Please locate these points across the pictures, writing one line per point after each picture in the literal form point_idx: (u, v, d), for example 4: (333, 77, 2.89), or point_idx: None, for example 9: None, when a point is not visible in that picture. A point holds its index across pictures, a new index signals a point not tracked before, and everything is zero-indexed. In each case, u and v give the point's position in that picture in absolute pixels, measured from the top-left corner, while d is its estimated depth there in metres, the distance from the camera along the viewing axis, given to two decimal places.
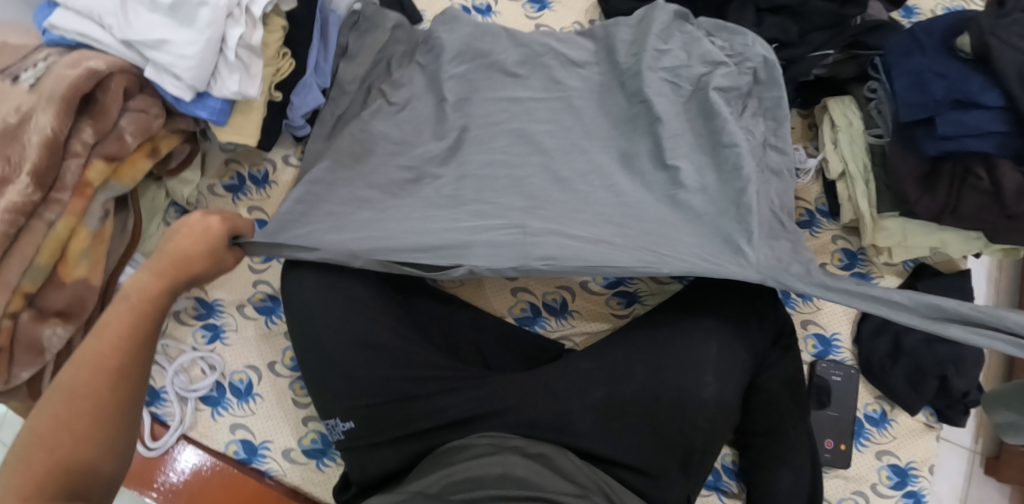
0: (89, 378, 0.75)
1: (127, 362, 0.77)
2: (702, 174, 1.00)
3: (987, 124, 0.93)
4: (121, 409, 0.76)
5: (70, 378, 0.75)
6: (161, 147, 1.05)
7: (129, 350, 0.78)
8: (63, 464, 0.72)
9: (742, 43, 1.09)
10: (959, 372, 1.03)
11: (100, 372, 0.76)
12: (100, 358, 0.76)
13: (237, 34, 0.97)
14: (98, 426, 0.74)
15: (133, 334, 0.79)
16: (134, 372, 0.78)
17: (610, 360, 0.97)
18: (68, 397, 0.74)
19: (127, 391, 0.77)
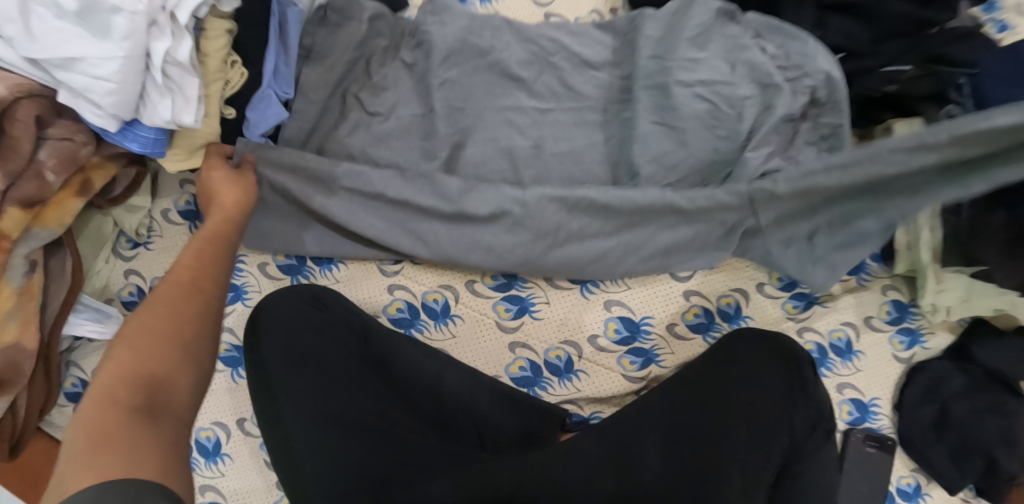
0: (152, 338, 0.74)
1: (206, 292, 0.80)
2: (726, 221, 0.91)
3: None
4: (186, 346, 0.75)
5: (135, 329, 0.74)
6: (94, 179, 0.88)
7: (198, 290, 0.80)
8: (132, 412, 0.68)
9: (800, 51, 0.90)
10: (1010, 451, 0.92)
11: (175, 310, 0.77)
12: (170, 304, 0.77)
13: (162, 49, 0.77)
14: (166, 368, 0.73)
15: (198, 289, 0.80)
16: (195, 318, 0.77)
17: (618, 439, 0.86)
18: (133, 349, 0.73)
19: (191, 335, 0.76)
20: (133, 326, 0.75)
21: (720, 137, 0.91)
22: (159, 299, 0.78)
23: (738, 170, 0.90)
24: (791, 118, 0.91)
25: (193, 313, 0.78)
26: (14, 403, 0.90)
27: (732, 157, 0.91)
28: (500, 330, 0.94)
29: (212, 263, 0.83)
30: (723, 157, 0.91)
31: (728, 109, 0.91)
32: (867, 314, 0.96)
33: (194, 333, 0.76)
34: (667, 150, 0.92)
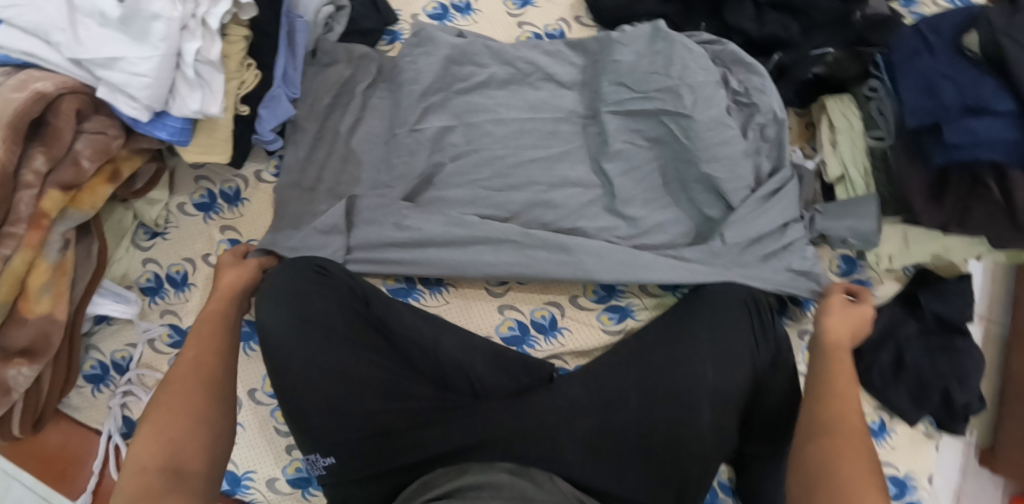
0: (184, 392, 0.83)
1: (216, 366, 0.87)
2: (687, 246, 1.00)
3: (998, 133, 0.88)
4: (207, 429, 0.81)
5: (161, 404, 0.82)
6: (123, 170, 0.98)
7: (204, 369, 0.86)
8: (158, 475, 0.75)
9: (759, 88, 1.03)
10: (961, 385, 1.01)
11: (180, 396, 0.83)
12: (183, 375, 0.85)
13: (194, 48, 0.89)
14: (183, 439, 0.79)
15: (203, 357, 0.87)
16: (206, 399, 0.83)
17: (601, 386, 0.93)
18: (157, 423, 0.80)
19: (209, 411, 0.83)
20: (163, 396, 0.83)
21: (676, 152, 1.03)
22: (170, 389, 0.83)
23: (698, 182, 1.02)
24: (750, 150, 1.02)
25: (200, 394, 0.83)
26: (40, 376, 0.97)
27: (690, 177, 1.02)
28: (488, 296, 1.05)
29: (213, 349, 0.88)
30: (681, 171, 1.03)
31: (688, 134, 1.00)
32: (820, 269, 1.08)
33: (208, 405, 0.83)
34: (637, 163, 1.04)
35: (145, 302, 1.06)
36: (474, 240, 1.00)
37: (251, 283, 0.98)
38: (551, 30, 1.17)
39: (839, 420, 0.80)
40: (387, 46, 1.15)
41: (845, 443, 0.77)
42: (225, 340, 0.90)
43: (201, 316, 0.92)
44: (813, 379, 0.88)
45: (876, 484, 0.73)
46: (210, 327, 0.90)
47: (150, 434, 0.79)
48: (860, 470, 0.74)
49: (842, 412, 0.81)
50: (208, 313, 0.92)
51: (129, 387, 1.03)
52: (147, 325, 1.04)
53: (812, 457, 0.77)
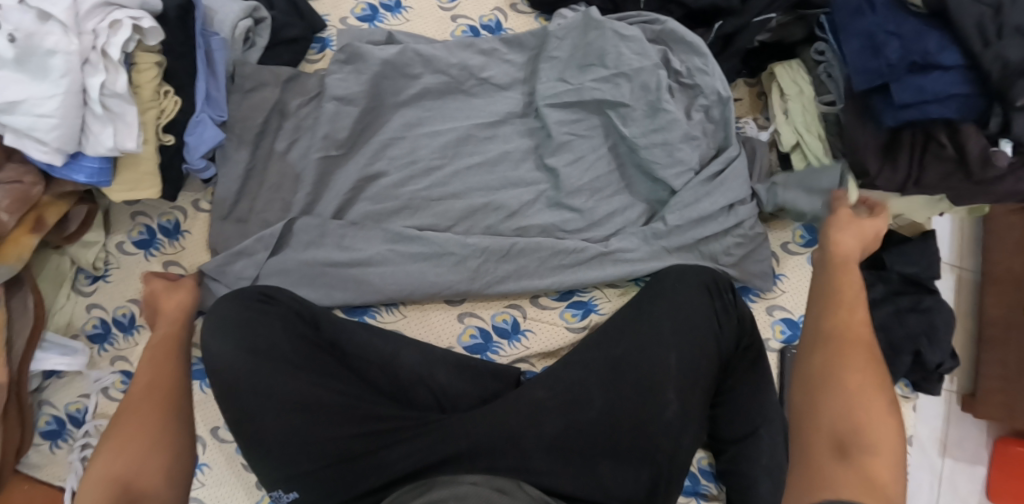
0: (146, 410, 0.85)
1: (168, 384, 0.87)
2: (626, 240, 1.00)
3: (949, 88, 0.85)
4: (167, 443, 0.83)
5: (123, 425, 0.83)
6: (47, 216, 0.94)
7: (156, 394, 0.86)
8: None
9: (700, 69, 1.00)
10: (931, 344, 0.99)
11: (131, 436, 0.82)
12: (142, 395, 0.86)
13: (98, 83, 0.84)
14: (145, 460, 0.81)
15: (157, 377, 0.88)
16: (170, 414, 0.85)
17: (567, 385, 0.90)
18: (123, 439, 0.81)
19: (166, 426, 0.84)
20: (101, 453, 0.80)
21: (619, 144, 1.02)
22: (132, 412, 0.84)
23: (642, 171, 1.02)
24: (693, 135, 1.00)
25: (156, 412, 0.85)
26: None
27: (631, 167, 1.03)
28: (446, 304, 1.02)
29: (168, 372, 0.89)
30: (625, 161, 1.03)
31: (624, 126, 1.01)
32: (783, 240, 1.06)
33: (165, 423, 0.84)
34: (583, 155, 1.02)
35: (94, 351, 1.01)
36: (422, 259, 0.99)
37: (192, 304, 0.96)
38: (487, 21, 1.12)
39: (849, 331, 0.80)
40: (317, 55, 1.09)
41: (853, 365, 0.76)
42: (178, 360, 0.91)
43: (156, 341, 0.91)
44: (827, 303, 0.83)
45: (889, 414, 0.73)
46: (165, 348, 0.91)
47: (104, 463, 0.79)
48: (872, 408, 0.73)
49: (852, 337, 0.79)
50: (164, 334, 0.92)
51: (88, 439, 0.98)
52: (99, 375, 1.00)
53: (826, 367, 0.77)
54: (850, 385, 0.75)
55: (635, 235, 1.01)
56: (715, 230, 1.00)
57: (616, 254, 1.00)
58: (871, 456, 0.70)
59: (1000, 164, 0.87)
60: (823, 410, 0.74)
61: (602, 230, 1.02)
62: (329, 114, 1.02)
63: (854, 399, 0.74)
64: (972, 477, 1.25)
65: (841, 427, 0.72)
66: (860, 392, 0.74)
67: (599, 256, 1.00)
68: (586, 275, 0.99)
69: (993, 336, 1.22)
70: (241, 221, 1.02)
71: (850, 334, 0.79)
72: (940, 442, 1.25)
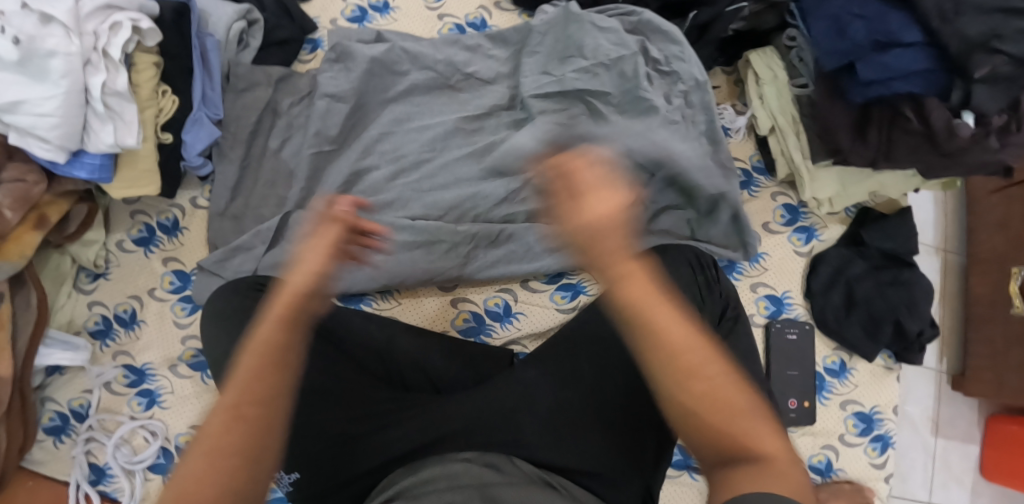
0: (231, 414, 0.62)
1: (271, 371, 0.64)
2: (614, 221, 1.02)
3: (912, 64, 0.89)
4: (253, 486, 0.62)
5: (214, 428, 0.62)
6: (49, 214, 0.96)
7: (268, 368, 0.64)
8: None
9: (677, 56, 1.05)
10: (910, 313, 1.04)
11: (212, 454, 0.61)
12: (243, 380, 0.63)
13: (100, 81, 0.88)
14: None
15: (265, 365, 0.64)
16: (268, 441, 0.63)
17: (556, 363, 0.93)
18: (193, 483, 0.60)
19: (255, 460, 0.63)
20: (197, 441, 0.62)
21: (603, 131, 1.06)
22: (207, 432, 0.62)
23: (623, 154, 1.05)
24: (673, 119, 1.03)
25: (244, 455, 0.62)
26: None
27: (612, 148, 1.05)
28: (441, 290, 1.07)
29: (290, 350, 0.65)
30: None
31: (603, 110, 1.03)
32: (765, 221, 1.09)
33: (255, 457, 0.63)
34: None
35: (96, 346, 1.03)
36: (413, 247, 1.01)
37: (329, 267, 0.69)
38: (472, 19, 1.16)
39: (652, 341, 0.64)
40: (309, 55, 1.13)
41: (687, 373, 0.64)
42: (297, 356, 0.66)
43: (274, 316, 0.66)
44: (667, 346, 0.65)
45: (740, 390, 0.65)
46: (280, 337, 0.65)
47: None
48: (726, 393, 0.64)
49: (684, 356, 0.63)
50: (284, 307, 0.66)
51: (91, 434, 1.00)
52: (100, 370, 1.01)
53: (678, 398, 0.64)
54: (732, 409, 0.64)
55: None
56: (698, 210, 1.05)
57: None
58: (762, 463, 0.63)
59: (963, 135, 0.92)
60: (705, 440, 0.64)
61: None
62: (321, 110, 1.05)
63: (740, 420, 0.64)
64: (965, 454, 1.27)
65: (712, 442, 0.64)
66: (706, 381, 0.64)
67: None
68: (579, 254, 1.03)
69: (979, 315, 1.24)
70: (238, 216, 1.05)
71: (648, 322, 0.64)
72: (932, 422, 1.26)
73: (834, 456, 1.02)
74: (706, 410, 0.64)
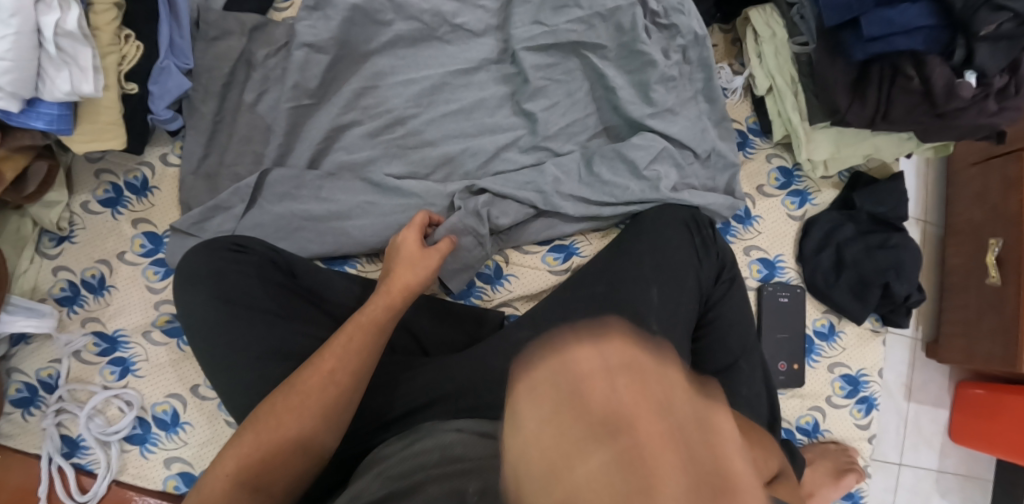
0: (325, 381, 0.76)
1: (364, 355, 0.78)
2: (617, 181, 1.00)
3: (917, 20, 0.88)
4: (306, 455, 0.74)
5: (305, 381, 0.75)
6: (5, 171, 0.89)
7: (355, 346, 0.78)
8: (238, 487, 0.71)
9: (677, 8, 1.01)
10: (899, 276, 1.03)
11: (296, 410, 0.74)
12: (339, 351, 0.77)
13: (53, 21, 0.80)
14: (274, 465, 0.73)
15: (363, 347, 0.79)
16: (333, 419, 0.75)
17: (551, 323, 0.91)
18: (257, 438, 0.73)
19: (316, 432, 0.74)
20: (290, 390, 0.75)
21: (597, 87, 1.03)
22: (277, 402, 0.75)
23: (619, 112, 1.02)
24: (672, 76, 1.01)
25: (302, 436, 0.73)
26: None
27: (612, 104, 1.02)
28: None
29: (380, 335, 0.81)
30: (604, 103, 1.03)
31: (602, 67, 1.01)
32: (759, 184, 1.07)
33: (315, 430, 0.74)
34: (558, 100, 1.02)
35: (62, 313, 0.97)
36: (404, 210, 0.98)
37: (424, 279, 0.87)
38: None
39: None
40: (285, 2, 1.05)
41: None
42: (375, 356, 0.80)
43: (360, 323, 0.80)
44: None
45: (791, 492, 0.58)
46: (362, 337, 0.79)
47: (235, 451, 0.73)
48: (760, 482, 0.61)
49: None
50: (369, 317, 0.81)
51: (62, 405, 0.95)
52: (69, 338, 0.96)
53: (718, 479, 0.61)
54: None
55: (622, 173, 1.00)
56: (696, 170, 1.03)
57: (603, 194, 1.00)
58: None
59: (965, 96, 0.91)
60: None
61: (590, 170, 1.01)
62: (299, 61, 0.99)
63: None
64: (935, 419, 1.28)
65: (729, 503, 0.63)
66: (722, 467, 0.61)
67: (586, 196, 1.00)
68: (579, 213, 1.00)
69: (954, 283, 1.24)
70: (212, 175, 0.99)
71: None
72: (905, 387, 1.27)
73: (821, 418, 1.04)
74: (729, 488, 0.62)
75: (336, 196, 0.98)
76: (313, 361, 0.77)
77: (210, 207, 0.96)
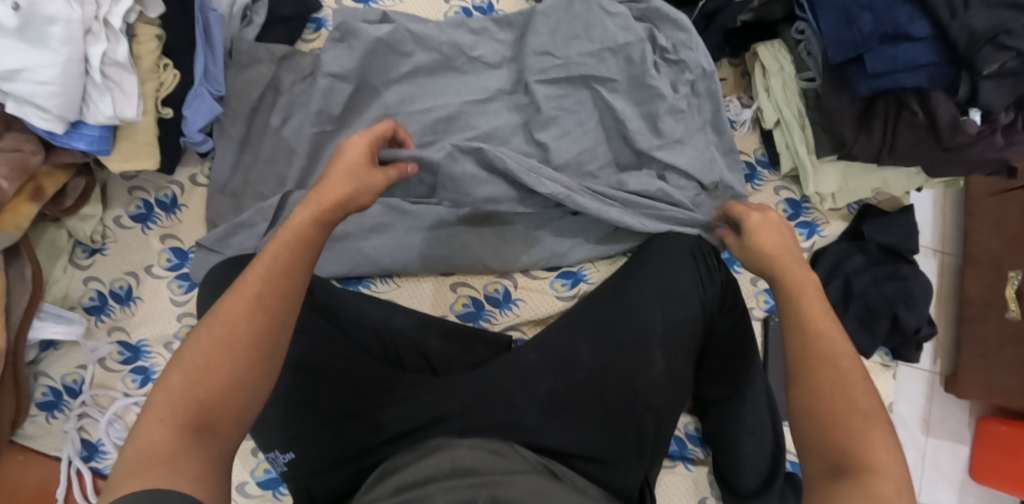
0: (256, 304, 0.70)
1: (292, 270, 0.73)
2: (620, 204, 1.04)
3: (920, 57, 0.90)
4: (247, 386, 0.69)
5: (233, 307, 0.70)
6: (46, 186, 0.95)
7: (282, 264, 0.72)
8: (179, 431, 0.65)
9: (685, 43, 1.04)
10: (908, 307, 1.03)
11: (229, 340, 0.69)
12: (266, 271, 0.72)
13: (100, 51, 0.86)
14: (218, 400, 0.67)
15: (291, 264, 0.73)
16: (272, 345, 0.70)
17: (556, 348, 0.94)
18: (189, 378, 0.68)
19: (252, 362, 0.69)
20: (218, 319, 0.69)
21: (607, 118, 1.06)
22: (203, 336, 0.69)
23: (627, 142, 1.05)
24: (680, 109, 1.04)
25: (242, 366, 0.68)
26: None
27: (622, 134, 1.05)
28: (438, 275, 1.06)
29: (308, 251, 0.74)
30: (615, 134, 1.06)
31: (612, 99, 1.04)
32: None
33: (251, 361, 0.69)
34: (569, 130, 1.05)
35: (90, 321, 1.02)
36: (409, 230, 1.03)
37: (354, 195, 0.78)
38: (478, 3, 1.14)
39: (813, 350, 0.76)
40: (312, 35, 1.11)
41: (824, 382, 0.74)
42: (303, 275, 0.73)
43: (279, 244, 0.73)
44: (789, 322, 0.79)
45: (864, 410, 0.72)
46: (290, 255, 0.73)
47: (166, 395, 0.67)
48: (851, 411, 0.72)
49: (819, 346, 0.75)
50: (294, 232, 0.74)
51: (84, 409, 0.99)
52: (95, 345, 1.00)
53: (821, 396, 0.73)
54: (829, 346, 0.75)
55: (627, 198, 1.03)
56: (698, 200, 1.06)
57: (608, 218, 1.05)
58: (871, 477, 0.68)
59: (970, 131, 0.92)
60: (823, 442, 0.71)
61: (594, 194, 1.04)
62: (323, 89, 1.04)
63: (851, 413, 0.72)
64: (954, 453, 1.25)
65: (829, 429, 0.72)
66: (835, 375, 0.74)
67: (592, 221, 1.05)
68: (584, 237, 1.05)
69: (971, 315, 1.23)
70: (237, 194, 1.04)
71: (821, 337, 0.76)
72: (922, 420, 1.25)
73: None
74: (827, 398, 0.73)
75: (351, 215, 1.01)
76: (235, 288, 0.71)
77: (231, 226, 1.01)
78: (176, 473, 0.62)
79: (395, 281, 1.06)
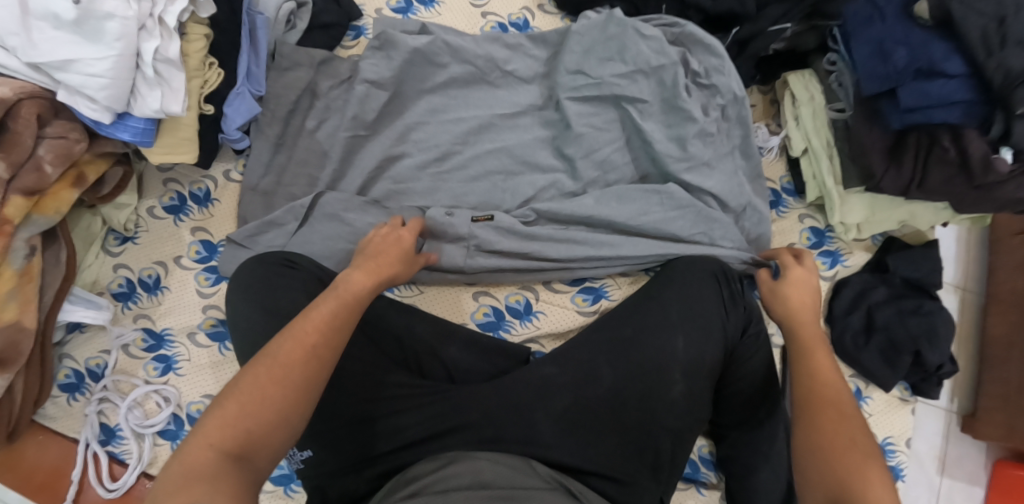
0: (308, 346, 0.72)
1: (340, 323, 0.76)
2: (648, 219, 1.04)
3: (953, 93, 0.90)
4: (289, 421, 0.69)
5: (283, 346, 0.72)
6: (87, 173, 0.97)
7: (331, 314, 0.75)
8: (221, 458, 0.65)
9: (717, 69, 1.06)
10: (930, 345, 1.02)
11: (276, 377, 0.70)
12: (317, 321, 0.74)
13: (152, 47, 0.89)
14: (259, 434, 0.67)
15: (339, 317, 0.76)
16: (315, 385, 0.72)
17: (575, 362, 0.94)
18: (237, 410, 0.68)
19: (296, 400, 0.70)
20: (269, 356, 0.71)
21: (635, 138, 1.07)
22: (256, 374, 0.70)
23: (656, 162, 1.06)
24: (710, 133, 1.05)
25: (288, 402, 0.69)
26: (12, 386, 0.95)
27: (650, 154, 1.06)
28: (461, 283, 1.07)
29: (355, 305, 0.78)
30: (643, 153, 1.07)
31: (641, 119, 1.05)
32: (789, 242, 1.09)
33: (299, 399, 0.70)
34: (597, 148, 1.06)
35: (117, 308, 1.03)
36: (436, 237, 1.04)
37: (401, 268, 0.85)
38: (515, 19, 1.16)
39: (822, 389, 0.77)
40: (351, 41, 1.14)
41: (829, 421, 0.74)
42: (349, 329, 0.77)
43: (337, 295, 0.78)
44: (802, 373, 0.80)
45: (867, 452, 0.71)
46: (340, 307, 0.76)
47: (213, 423, 0.67)
48: (852, 448, 0.71)
49: (826, 389, 0.77)
50: (348, 287, 0.79)
51: (104, 394, 1.01)
52: (120, 331, 1.02)
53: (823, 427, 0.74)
54: (834, 390, 0.77)
55: (655, 216, 1.04)
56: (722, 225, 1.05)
57: (634, 233, 1.05)
58: None
59: (1001, 170, 0.92)
60: (818, 464, 0.72)
61: (620, 210, 1.04)
62: (359, 95, 1.06)
63: (845, 455, 0.71)
64: (970, 497, 1.23)
65: (824, 459, 0.72)
66: (833, 416, 0.74)
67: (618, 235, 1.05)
68: (611, 252, 1.04)
69: (993, 356, 1.21)
70: (268, 192, 1.06)
71: (829, 385, 0.78)
72: (938, 460, 1.23)
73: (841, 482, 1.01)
74: (827, 432, 0.73)
75: (380, 219, 1.03)
76: (290, 332, 0.73)
77: (262, 222, 1.03)
78: (211, 493, 0.61)
79: (416, 288, 1.07)
